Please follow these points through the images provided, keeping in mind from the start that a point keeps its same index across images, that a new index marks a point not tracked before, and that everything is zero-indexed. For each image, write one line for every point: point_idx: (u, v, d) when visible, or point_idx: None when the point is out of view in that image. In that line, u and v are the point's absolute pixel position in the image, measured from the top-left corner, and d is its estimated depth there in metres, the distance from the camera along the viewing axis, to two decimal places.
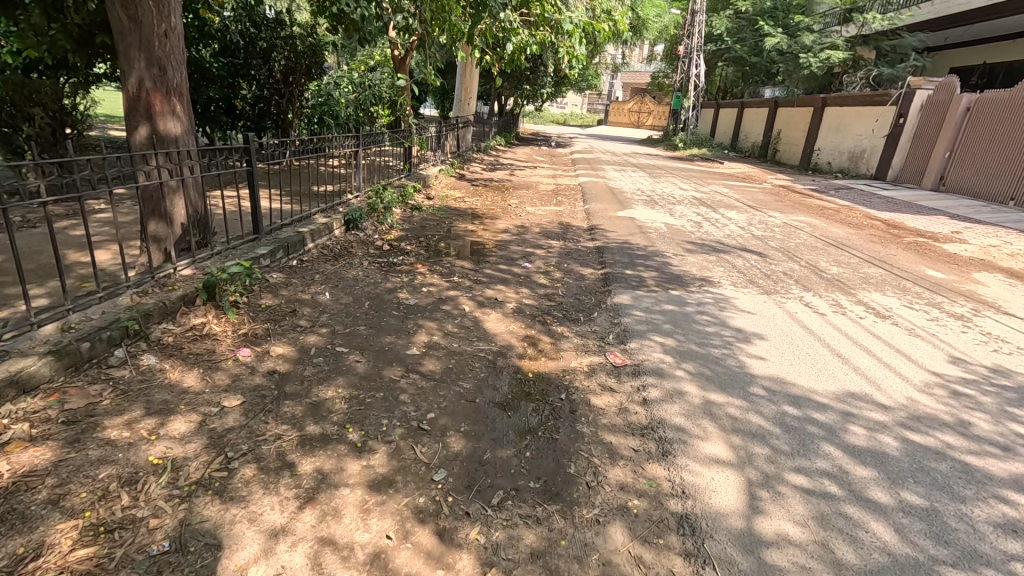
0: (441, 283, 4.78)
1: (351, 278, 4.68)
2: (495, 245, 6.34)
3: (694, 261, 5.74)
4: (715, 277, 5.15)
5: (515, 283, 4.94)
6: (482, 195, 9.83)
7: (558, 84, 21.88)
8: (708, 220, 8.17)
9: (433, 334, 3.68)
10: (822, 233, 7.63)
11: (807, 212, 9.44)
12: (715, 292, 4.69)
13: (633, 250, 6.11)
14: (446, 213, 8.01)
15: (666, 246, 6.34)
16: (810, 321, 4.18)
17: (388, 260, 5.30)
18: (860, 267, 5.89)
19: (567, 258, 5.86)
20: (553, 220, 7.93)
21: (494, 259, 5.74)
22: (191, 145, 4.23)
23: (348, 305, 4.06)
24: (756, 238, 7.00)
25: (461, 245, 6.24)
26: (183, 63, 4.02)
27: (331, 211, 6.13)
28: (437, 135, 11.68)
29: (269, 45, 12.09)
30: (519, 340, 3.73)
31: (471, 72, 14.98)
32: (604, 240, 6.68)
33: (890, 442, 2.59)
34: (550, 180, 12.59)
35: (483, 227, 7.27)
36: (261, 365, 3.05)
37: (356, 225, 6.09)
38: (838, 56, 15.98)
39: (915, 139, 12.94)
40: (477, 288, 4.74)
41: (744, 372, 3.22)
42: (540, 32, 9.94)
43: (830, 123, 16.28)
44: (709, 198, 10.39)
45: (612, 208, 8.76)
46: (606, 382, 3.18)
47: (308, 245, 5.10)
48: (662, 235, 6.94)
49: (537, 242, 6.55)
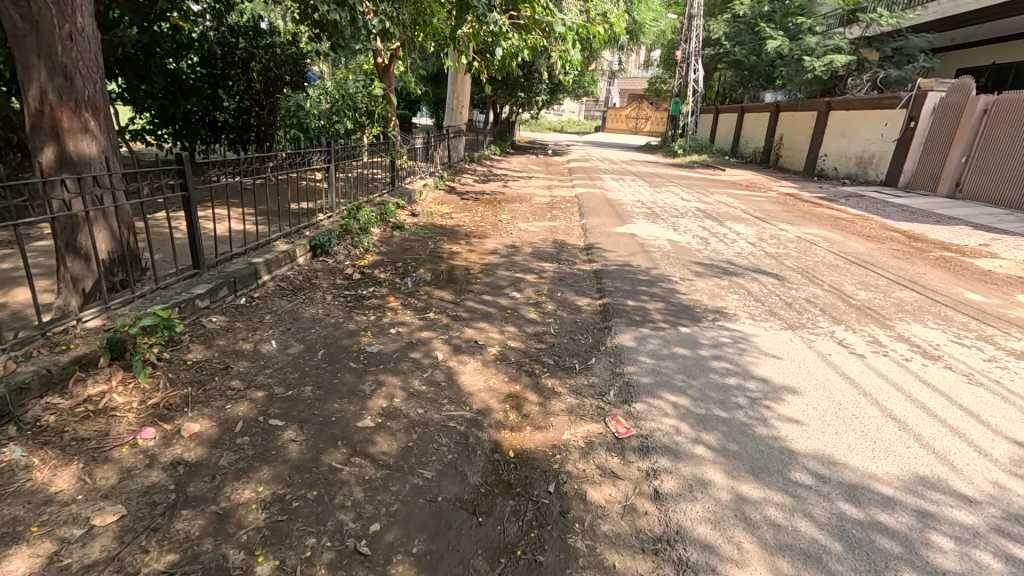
0: (414, 322, 4.12)
1: (308, 318, 4.03)
2: (481, 269, 5.70)
3: (704, 287, 5.09)
4: (730, 308, 4.48)
5: (500, 319, 4.28)
6: (472, 210, 9.21)
7: (554, 91, 21.38)
8: (715, 235, 7.53)
9: (394, 398, 3.02)
10: (841, 249, 6.98)
11: (820, 224, 8.81)
12: (733, 329, 4.03)
13: (634, 274, 5.46)
14: (431, 232, 7.37)
15: (671, 268, 5.68)
16: (849, 365, 3.51)
17: (356, 293, 4.65)
18: (891, 290, 5.23)
19: (561, 285, 5.20)
20: (547, 238, 7.29)
21: (479, 287, 5.09)
22: (114, 166, 3.57)
23: (297, 356, 3.40)
24: (770, 257, 6.35)
25: (442, 270, 5.58)
26: (96, 70, 3.38)
27: (295, 236, 5.48)
28: (426, 146, 11.09)
29: (249, 54, 11.48)
30: (500, 401, 3.06)
31: (462, 79, 14.48)
32: (603, 261, 6.04)
33: (992, 564, 1.91)
34: (545, 191, 11.98)
35: (469, 247, 6.63)
36: (163, 454, 2.38)
37: (325, 251, 5.47)
38: (842, 58, 15.46)
39: (928, 143, 12.32)
40: (455, 327, 4.08)
41: (781, 448, 2.55)
42: (530, 36, 9.31)
43: (836, 127, 15.70)
44: (714, 210, 9.75)
45: (611, 223, 8.14)
46: (606, 464, 2.51)
47: (263, 278, 4.44)
48: (666, 254, 6.30)
49: (528, 265, 5.91)
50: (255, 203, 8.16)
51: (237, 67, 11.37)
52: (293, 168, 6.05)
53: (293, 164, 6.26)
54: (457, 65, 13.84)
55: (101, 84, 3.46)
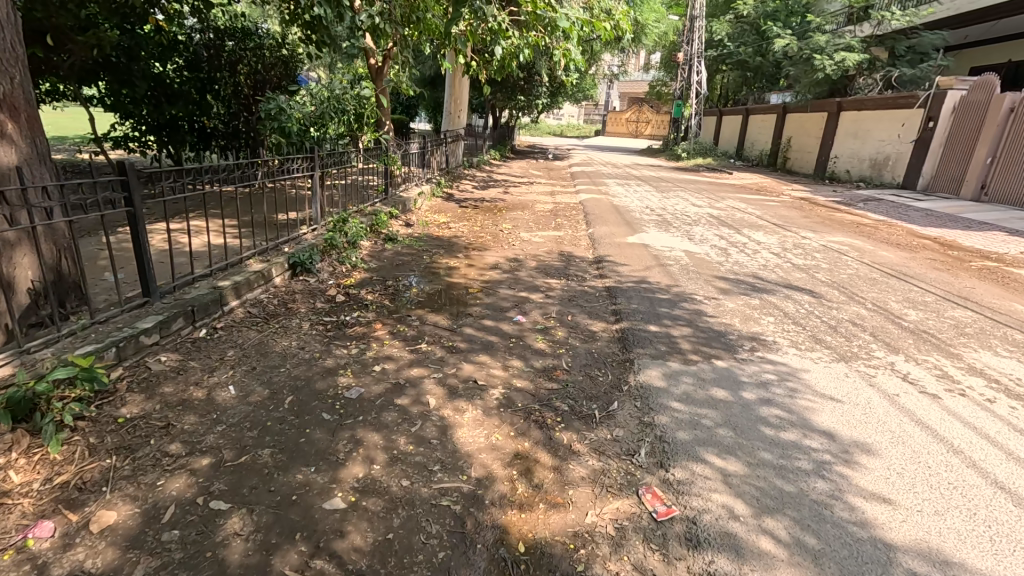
0: (403, 356, 3.54)
1: (279, 352, 3.44)
2: (481, 288, 5.12)
3: (733, 307, 4.51)
4: (767, 335, 3.90)
5: (503, 350, 3.70)
6: (471, 219, 8.66)
7: (555, 94, 20.93)
8: (734, 245, 6.97)
9: (373, 464, 2.43)
10: (874, 259, 6.41)
11: (844, 231, 8.23)
12: (776, 363, 3.45)
13: (653, 293, 4.87)
14: (426, 243, 6.81)
15: (692, 285, 5.09)
16: (923, 409, 2.93)
17: (338, 319, 4.07)
18: (943, 309, 4.65)
19: (572, 307, 4.61)
20: (553, 250, 6.71)
21: (479, 309, 4.51)
22: (40, 177, 2.98)
23: (259, 405, 2.81)
24: (799, 270, 5.78)
25: (438, 290, 5.00)
26: (13, 62, 2.80)
27: (272, 252, 4.89)
28: (422, 152, 10.55)
29: (236, 54, 10.91)
30: (505, 465, 2.47)
31: (460, 84, 13.95)
32: (616, 276, 5.47)
33: None
34: (547, 198, 11.42)
35: (467, 261, 6.04)
36: (59, 563, 1.79)
37: (306, 269, 4.88)
38: (853, 57, 14.92)
39: (948, 144, 11.77)
40: (452, 362, 3.49)
41: (876, 541, 1.97)
42: (531, 34, 8.75)
43: (847, 129, 15.18)
44: (729, 216, 9.19)
45: (620, 232, 7.58)
46: (647, 566, 1.92)
47: (231, 304, 3.86)
48: (685, 268, 5.74)
49: (533, 282, 5.33)
50: (239, 214, 7.62)
51: (225, 71, 10.83)
52: (276, 176, 5.44)
53: (276, 171, 5.64)
54: (454, 67, 13.33)
55: (20, 80, 2.88)
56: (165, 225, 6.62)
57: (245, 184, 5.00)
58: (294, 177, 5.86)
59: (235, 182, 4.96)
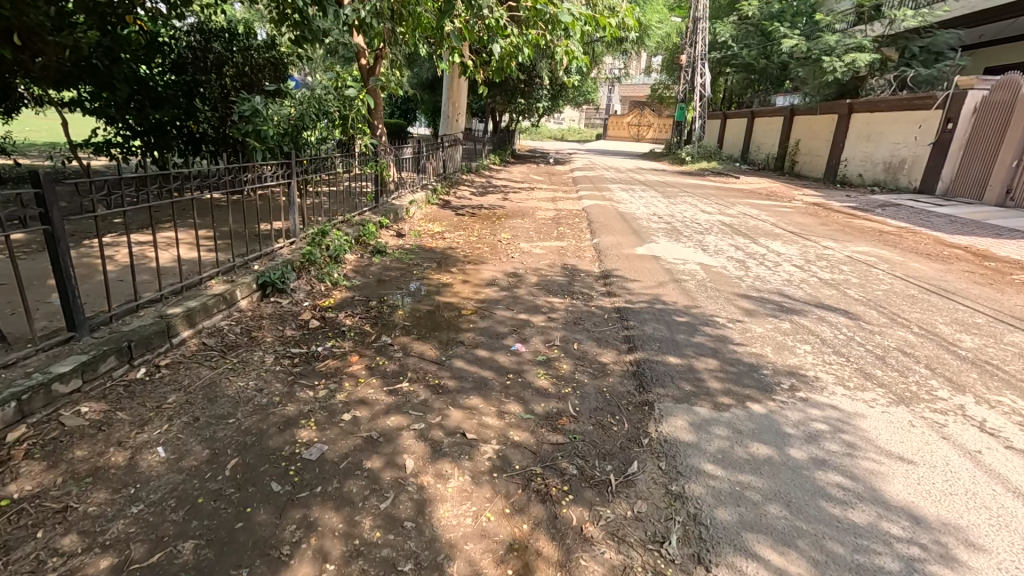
0: (379, 400, 2.98)
1: (232, 396, 2.89)
2: (476, 308, 4.57)
3: (762, 332, 3.95)
4: (807, 370, 3.34)
5: (499, 389, 3.14)
6: (468, 227, 8.15)
7: (557, 96, 20.46)
8: (752, 256, 6.43)
9: (327, 562, 1.87)
10: (907, 272, 5.86)
11: (866, 239, 7.70)
12: (824, 408, 2.88)
13: (669, 314, 4.31)
14: (418, 255, 6.29)
15: (711, 306, 4.53)
16: (1016, 472, 2.37)
17: (309, 351, 3.52)
18: (999, 333, 4.10)
19: (577, 332, 4.06)
20: (555, 263, 6.16)
21: (473, 336, 3.95)
22: None
23: (193, 472, 2.26)
24: (828, 286, 5.23)
25: (427, 311, 4.46)
26: None
27: (240, 270, 4.35)
28: (418, 156, 10.07)
29: (223, 56, 10.28)
30: (498, 561, 1.92)
31: (458, 86, 13.52)
32: (626, 294, 4.92)
33: None
34: (549, 204, 10.89)
35: (461, 277, 5.49)
36: None
37: (279, 290, 4.34)
38: (865, 58, 14.38)
39: (969, 147, 11.27)
40: (437, 407, 2.92)
41: None
42: (532, 31, 8.25)
43: (859, 131, 14.66)
44: (742, 224, 8.64)
45: (627, 242, 7.04)
46: None
47: (182, 335, 3.32)
48: (702, 284, 5.19)
49: (534, 301, 4.78)
50: (220, 223, 7.09)
51: (210, 74, 10.23)
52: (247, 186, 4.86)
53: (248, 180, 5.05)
54: (452, 69, 12.85)
55: None
56: (138, 237, 6.12)
57: (209, 193, 4.42)
58: (268, 186, 5.28)
59: (198, 192, 4.38)
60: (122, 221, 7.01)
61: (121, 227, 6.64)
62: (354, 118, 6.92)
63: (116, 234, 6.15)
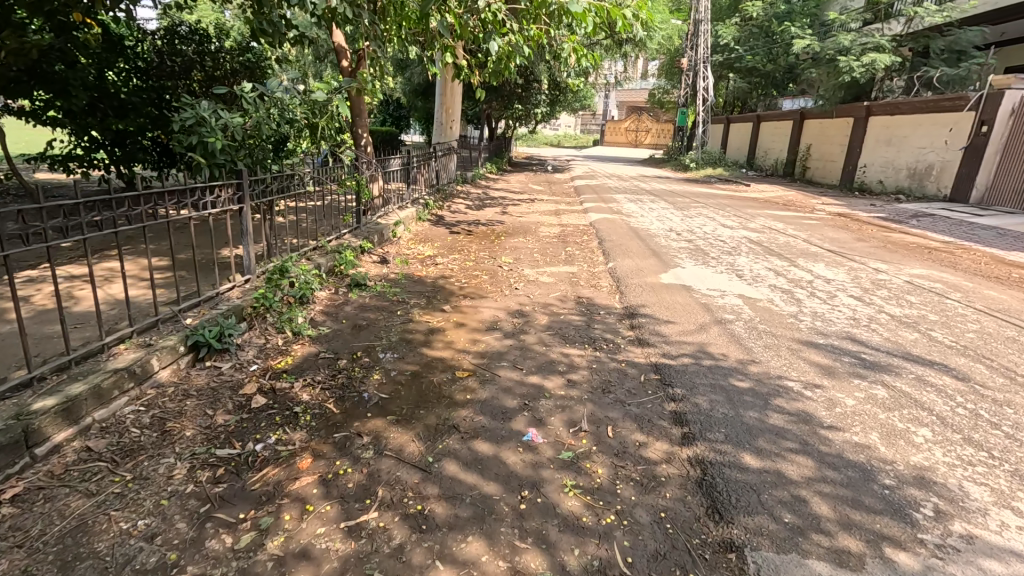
0: (330, 551, 1.98)
1: (103, 555, 1.89)
2: (474, 368, 3.57)
3: (858, 407, 2.96)
4: (945, 477, 2.36)
5: (510, 523, 2.14)
6: (462, 249, 7.18)
7: (554, 101, 19.66)
8: (798, 284, 5.48)
9: None
10: (989, 304, 4.91)
11: (916, 259, 6.77)
12: (1007, 560, 1.91)
13: (725, 377, 3.32)
14: (405, 288, 5.32)
15: (775, 362, 3.54)
16: None
17: (242, 455, 2.51)
18: None
19: (610, 408, 3.06)
20: (567, 297, 5.16)
21: (471, 416, 2.95)
22: None
23: None
24: (907, 328, 4.27)
25: (411, 375, 3.46)
26: None
27: (166, 325, 3.32)
28: (410, 167, 9.13)
29: (193, 63, 9.21)
30: None
31: (453, 89, 12.60)
32: (662, 341, 3.95)
33: None
34: (552, 218, 9.94)
35: (455, 319, 4.49)
36: None
37: (215, 350, 3.32)
38: (884, 59, 13.49)
39: (1007, 151, 10.44)
40: (418, 565, 1.93)
41: None
42: (533, 26, 7.27)
43: (879, 135, 13.81)
44: (771, 241, 7.71)
45: (648, 266, 6.08)
46: None
47: (55, 439, 2.34)
48: (752, 326, 4.23)
49: (547, 354, 3.79)
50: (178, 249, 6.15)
51: (179, 80, 9.12)
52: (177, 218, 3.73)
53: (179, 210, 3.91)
54: (445, 72, 11.93)
55: None
56: (71, 271, 5.13)
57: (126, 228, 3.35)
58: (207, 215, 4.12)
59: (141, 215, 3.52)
60: (65, 247, 6.09)
61: (56, 258, 5.64)
62: (325, 127, 5.57)
63: (48, 268, 5.21)
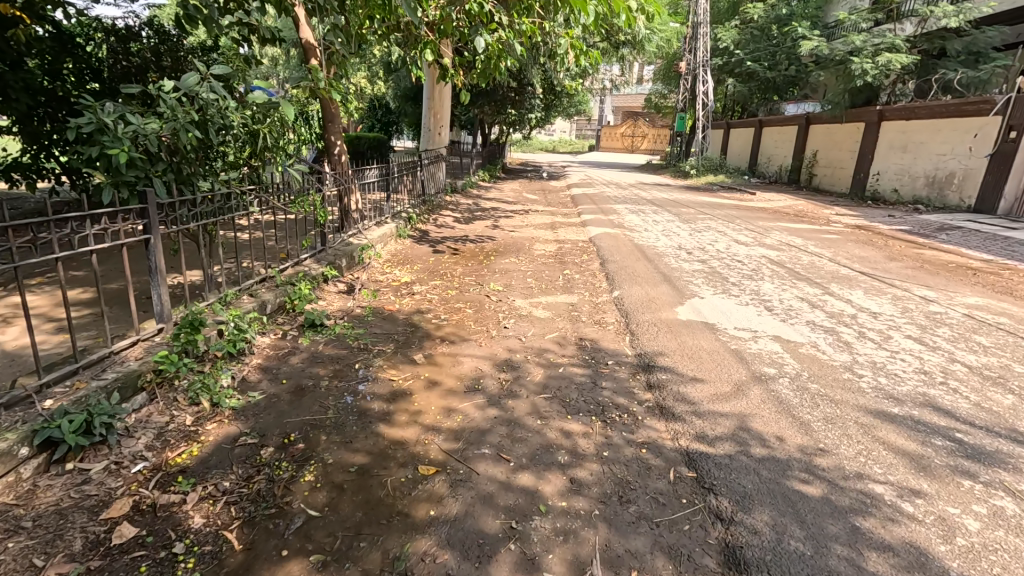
0: None
1: None
2: (444, 459, 2.65)
3: (988, 536, 2.07)
4: None
5: None
6: (446, 272, 6.30)
7: (549, 106, 18.88)
8: (841, 320, 4.61)
9: None
10: None
11: (964, 283, 5.94)
12: None
13: (787, 479, 2.41)
14: (372, 327, 4.41)
15: (846, 450, 2.64)
16: None
17: None
18: None
19: (632, 535, 2.15)
20: (567, 338, 4.25)
21: (433, 555, 2.04)
22: None
23: None
24: (996, 386, 3.39)
25: (357, 473, 2.53)
26: None
27: (12, 412, 2.39)
28: (392, 177, 8.25)
29: (147, 63, 7.37)
30: None
31: (442, 92, 11.75)
32: (691, 411, 3.05)
33: None
34: (548, 232, 9.11)
35: (426, 376, 3.57)
36: None
37: (79, 448, 2.39)
38: (900, 61, 12.77)
39: None
40: None
41: None
42: (525, 18, 6.43)
43: (893, 140, 13.03)
44: (794, 261, 6.87)
45: (660, 296, 5.21)
46: None
47: None
48: (803, 386, 3.34)
49: (543, 433, 2.88)
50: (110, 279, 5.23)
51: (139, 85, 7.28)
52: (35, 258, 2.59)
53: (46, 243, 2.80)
54: (432, 73, 11.18)
55: None
56: None
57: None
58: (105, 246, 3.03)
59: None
60: None
61: None
62: (268, 136, 4.32)
63: None
